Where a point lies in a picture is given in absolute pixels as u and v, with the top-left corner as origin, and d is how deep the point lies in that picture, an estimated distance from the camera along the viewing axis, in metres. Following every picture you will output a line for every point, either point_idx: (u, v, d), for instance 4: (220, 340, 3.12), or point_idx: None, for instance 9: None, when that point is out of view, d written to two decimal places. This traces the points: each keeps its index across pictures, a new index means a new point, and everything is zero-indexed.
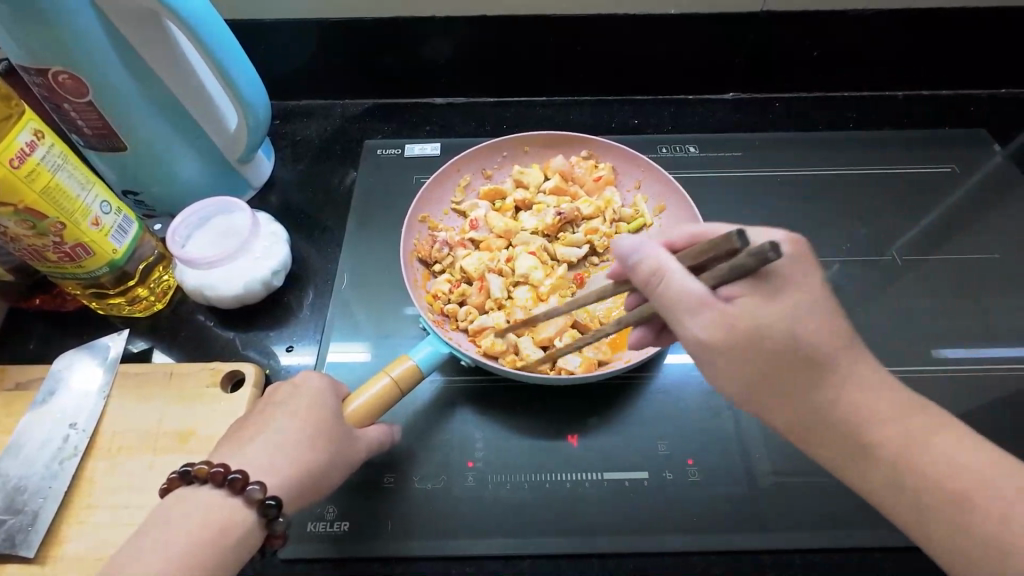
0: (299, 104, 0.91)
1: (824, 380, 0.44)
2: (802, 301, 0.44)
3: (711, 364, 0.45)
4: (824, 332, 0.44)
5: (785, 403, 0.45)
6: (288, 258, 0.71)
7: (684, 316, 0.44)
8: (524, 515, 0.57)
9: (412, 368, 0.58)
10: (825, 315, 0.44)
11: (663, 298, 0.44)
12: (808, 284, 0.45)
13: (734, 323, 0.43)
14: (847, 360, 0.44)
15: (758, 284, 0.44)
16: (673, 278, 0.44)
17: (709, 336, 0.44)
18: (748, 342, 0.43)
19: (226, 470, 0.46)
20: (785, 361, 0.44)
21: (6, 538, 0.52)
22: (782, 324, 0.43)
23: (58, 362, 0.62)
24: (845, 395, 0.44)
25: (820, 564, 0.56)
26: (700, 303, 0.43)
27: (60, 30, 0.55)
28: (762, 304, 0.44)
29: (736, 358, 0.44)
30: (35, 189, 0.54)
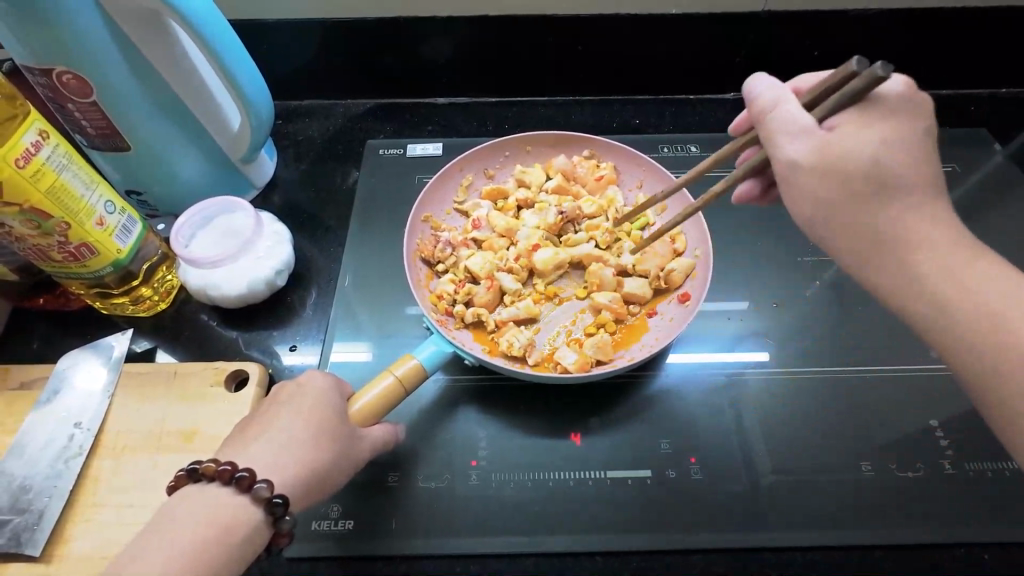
0: (301, 105, 0.91)
1: (888, 202, 0.43)
2: (902, 130, 0.44)
3: (795, 190, 0.45)
4: (900, 160, 0.43)
5: (846, 218, 0.44)
6: (292, 257, 0.71)
7: (786, 141, 0.45)
8: (527, 514, 0.57)
9: (416, 367, 0.58)
10: (911, 148, 0.44)
11: (771, 124, 0.46)
12: (908, 119, 0.44)
13: (830, 145, 0.43)
14: (916, 191, 0.44)
15: (865, 111, 0.44)
16: (785, 105, 0.46)
17: (803, 158, 0.44)
18: (836, 161, 0.43)
19: (233, 468, 0.46)
20: (861, 182, 0.43)
21: (12, 538, 0.52)
22: (878, 151, 0.43)
23: (62, 361, 0.62)
24: (904, 219, 0.43)
25: (821, 563, 0.56)
26: (806, 129, 0.44)
27: (62, 30, 0.55)
28: (859, 127, 0.43)
29: (832, 180, 0.43)
30: (40, 189, 0.54)
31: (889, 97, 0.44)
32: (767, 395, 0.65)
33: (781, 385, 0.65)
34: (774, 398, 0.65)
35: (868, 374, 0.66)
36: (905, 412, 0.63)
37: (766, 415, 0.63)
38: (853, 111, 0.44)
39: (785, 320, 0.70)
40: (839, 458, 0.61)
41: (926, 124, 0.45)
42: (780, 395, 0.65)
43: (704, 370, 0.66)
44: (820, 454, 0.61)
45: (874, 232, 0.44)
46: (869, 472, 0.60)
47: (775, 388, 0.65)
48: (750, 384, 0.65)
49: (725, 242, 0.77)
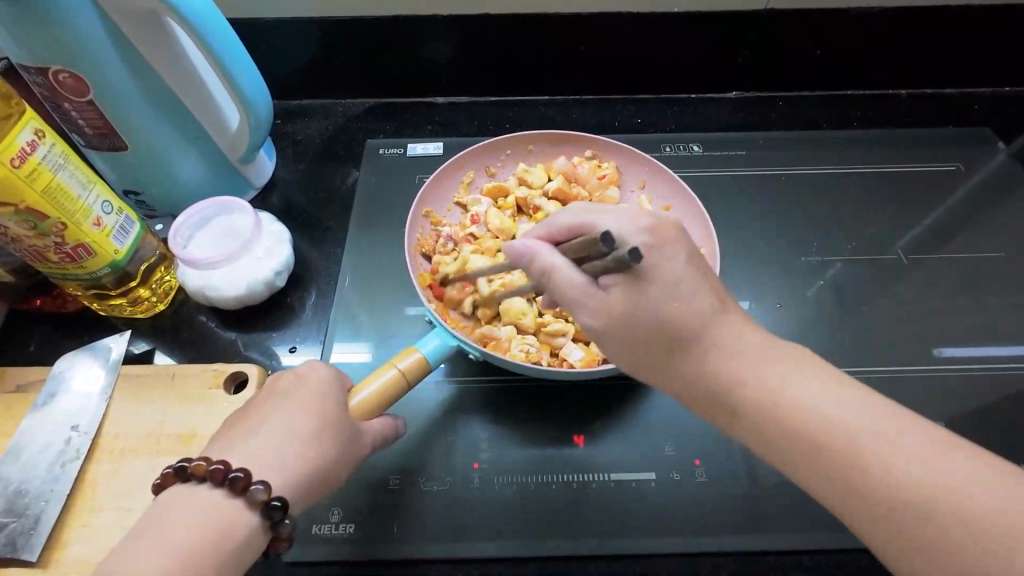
0: (300, 104, 0.91)
1: (688, 350, 0.46)
2: (671, 276, 0.45)
3: (603, 343, 0.49)
4: (683, 304, 0.45)
5: (659, 370, 0.47)
6: (290, 258, 0.70)
7: (574, 310, 0.47)
8: (530, 517, 0.57)
9: (418, 360, 0.57)
10: (687, 286, 0.45)
11: (554, 292, 0.48)
12: (675, 257, 0.45)
13: (609, 312, 0.46)
14: (715, 324, 0.46)
15: (630, 275, 0.45)
16: (556, 275, 0.47)
17: (596, 325, 0.47)
18: (623, 324, 0.46)
19: (226, 468, 0.45)
20: (648, 336, 0.46)
21: (7, 542, 0.52)
22: (657, 305, 0.45)
23: (60, 363, 0.61)
24: (708, 359, 0.45)
25: (826, 566, 0.55)
26: (583, 296, 0.46)
27: (62, 30, 0.55)
28: (631, 291, 0.45)
29: (624, 337, 0.47)
30: (36, 188, 0.53)
31: (645, 251, 0.45)
32: None
33: None
34: None
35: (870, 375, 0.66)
36: None
37: None
38: (621, 276, 0.45)
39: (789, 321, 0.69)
40: None
41: (687, 255, 0.46)
42: None
43: None
44: None
45: (694, 379, 0.46)
46: None
47: None
48: None
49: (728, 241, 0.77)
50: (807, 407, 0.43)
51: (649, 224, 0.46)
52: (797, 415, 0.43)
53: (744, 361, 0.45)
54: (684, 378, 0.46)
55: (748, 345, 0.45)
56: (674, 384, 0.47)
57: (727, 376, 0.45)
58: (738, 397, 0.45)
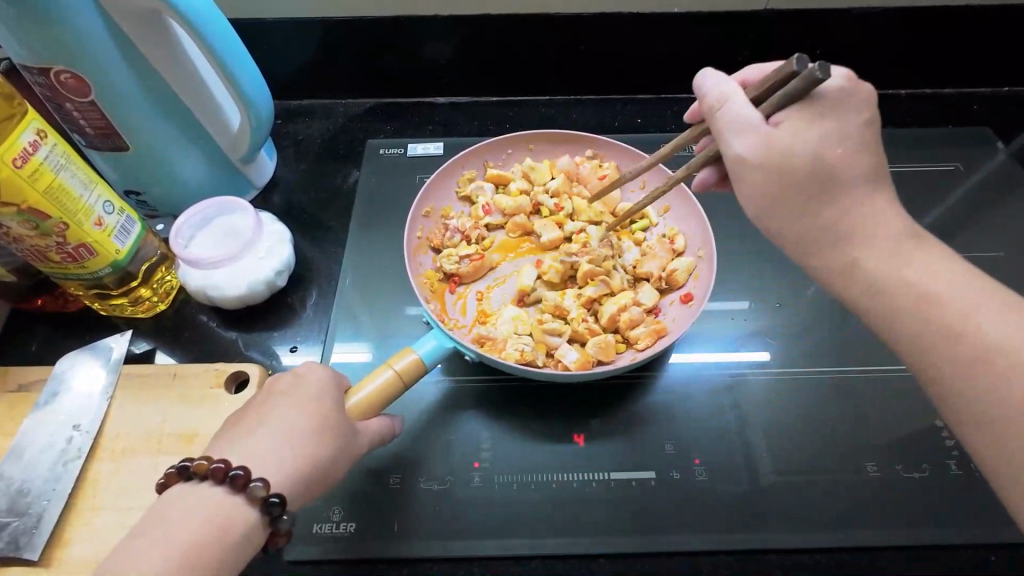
0: (300, 104, 0.91)
1: (837, 201, 0.47)
2: (838, 125, 0.47)
3: (742, 180, 0.49)
4: (845, 158, 0.47)
5: (794, 213, 0.48)
6: (292, 258, 0.70)
7: (732, 137, 0.49)
8: (531, 515, 0.57)
9: (415, 361, 0.57)
10: (854, 140, 0.47)
11: (721, 122, 0.50)
12: (850, 111, 0.48)
13: (770, 139, 0.47)
14: (864, 189, 0.47)
15: (805, 109, 0.48)
16: (731, 104, 0.50)
17: (747, 152, 0.48)
18: (777, 156, 0.47)
19: (226, 466, 0.45)
20: (801, 170, 0.47)
21: (9, 541, 0.52)
22: (815, 144, 0.47)
23: (61, 362, 0.61)
24: (849, 217, 0.47)
25: (828, 565, 0.56)
26: (750, 124, 0.48)
27: (62, 31, 0.55)
28: (800, 125, 0.47)
29: (771, 174, 0.47)
30: (37, 189, 0.53)
31: (829, 92, 0.48)
32: (770, 396, 0.64)
33: (783, 385, 0.65)
34: (777, 398, 0.64)
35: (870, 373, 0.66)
36: (907, 411, 0.63)
37: (769, 415, 0.63)
38: (795, 108, 0.48)
39: (788, 320, 0.70)
40: (844, 459, 0.60)
41: (866, 116, 0.48)
42: (781, 395, 0.64)
43: (707, 371, 0.66)
44: (824, 456, 0.61)
45: (826, 231, 0.47)
46: (874, 472, 0.60)
47: (779, 388, 0.65)
48: (752, 385, 0.65)
49: (728, 241, 0.77)
50: (934, 279, 0.45)
51: (837, 75, 0.49)
52: (919, 284, 0.45)
53: (880, 227, 0.47)
54: (816, 225, 0.47)
55: (889, 220, 0.47)
56: (798, 231, 0.48)
57: (862, 235, 0.47)
58: (865, 256, 0.47)
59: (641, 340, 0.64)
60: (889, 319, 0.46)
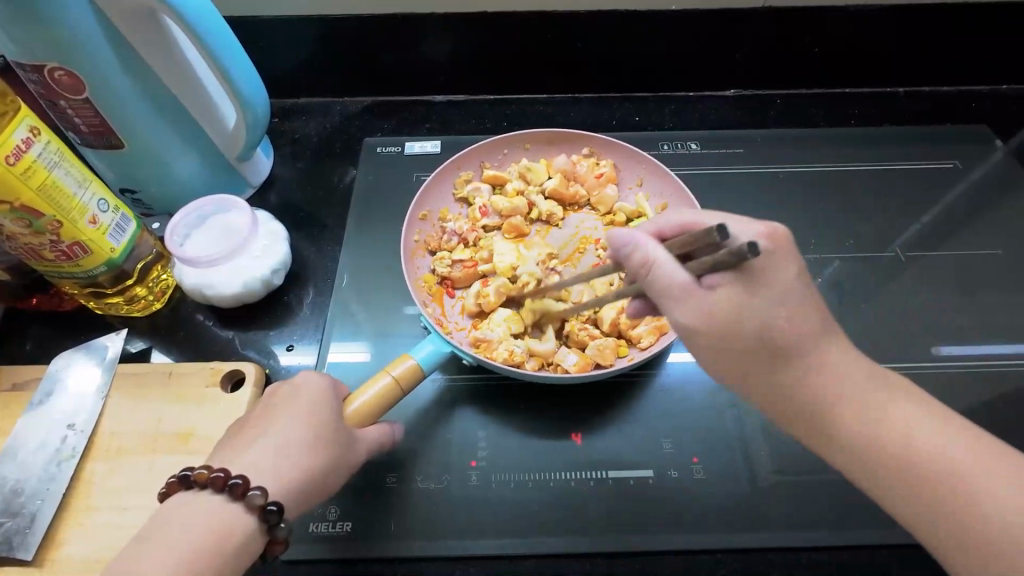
0: (298, 103, 0.91)
1: (783, 363, 0.44)
2: (779, 289, 0.44)
3: (694, 344, 0.47)
4: (793, 321, 0.44)
5: (755, 381, 0.46)
6: (288, 256, 0.70)
7: (671, 304, 0.45)
8: (528, 515, 0.57)
9: (413, 367, 0.57)
10: (799, 304, 0.44)
11: (653, 286, 0.46)
12: (789, 269, 0.44)
13: (711, 313, 0.44)
14: (824, 340, 0.45)
15: (742, 276, 0.44)
16: (659, 270, 0.45)
17: (690, 321, 0.45)
18: (721, 329, 0.44)
19: (226, 475, 0.45)
20: (748, 347, 0.44)
21: (4, 540, 0.52)
22: (761, 317, 0.43)
23: (55, 362, 0.61)
24: (813, 379, 0.44)
25: (827, 564, 0.55)
26: (684, 292, 0.44)
27: (57, 29, 0.55)
28: (737, 298, 0.44)
29: (718, 345, 0.45)
30: (31, 186, 0.53)
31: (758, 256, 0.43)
32: None
33: None
34: None
35: None
36: None
37: None
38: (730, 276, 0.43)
39: None
40: None
41: (800, 268, 0.45)
42: None
43: (704, 370, 0.66)
44: None
45: (793, 396, 0.45)
46: None
47: None
48: None
49: None
50: (917, 432, 0.43)
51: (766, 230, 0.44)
52: (904, 434, 0.43)
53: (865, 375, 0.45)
54: (780, 392, 0.45)
55: (853, 363, 0.45)
56: (769, 395, 0.46)
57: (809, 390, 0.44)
58: (839, 412, 0.44)
59: (644, 338, 0.64)
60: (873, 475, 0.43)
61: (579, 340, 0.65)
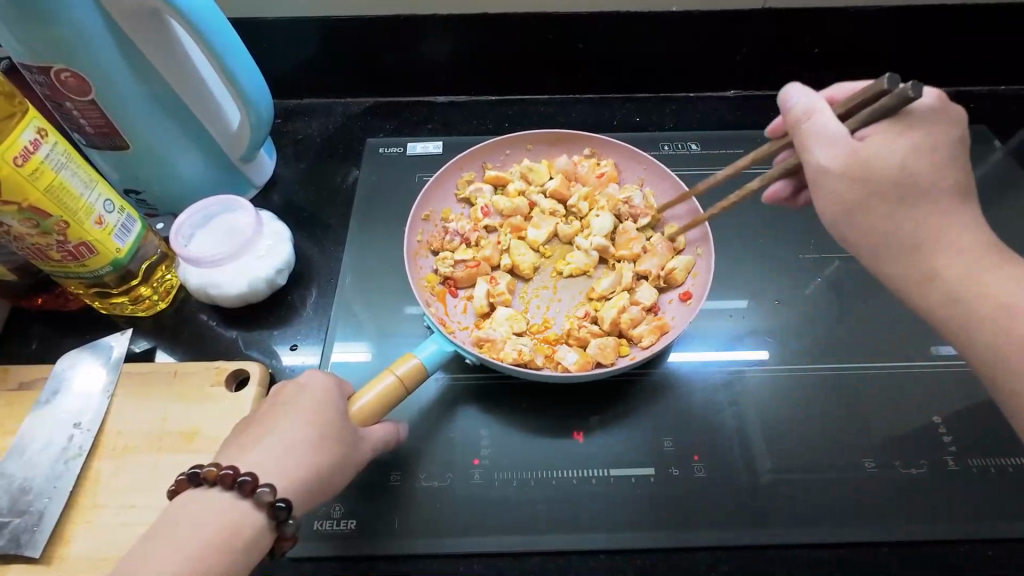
0: (300, 104, 0.91)
1: (914, 207, 0.47)
2: (926, 141, 0.47)
3: (824, 191, 0.49)
4: (934, 168, 0.46)
5: (871, 221, 0.48)
6: (292, 256, 0.71)
7: (818, 147, 0.49)
8: (531, 512, 0.57)
9: (417, 367, 0.58)
10: (944, 157, 0.47)
11: (803, 134, 0.50)
12: (946, 130, 0.47)
13: (858, 156, 0.47)
14: (950, 199, 0.47)
15: (895, 125, 0.47)
16: (819, 117, 0.49)
17: (831, 164, 0.48)
18: (863, 170, 0.47)
19: (235, 473, 0.46)
20: (888, 184, 0.46)
21: (11, 538, 0.52)
22: (907, 159, 0.47)
23: (62, 361, 0.61)
24: (933, 228, 0.47)
25: (828, 561, 0.56)
26: (837, 138, 0.48)
27: (62, 31, 0.55)
28: (888, 141, 0.47)
29: (858, 185, 0.47)
30: (39, 187, 0.54)
31: (918, 109, 0.48)
32: (768, 393, 0.65)
33: (781, 383, 0.65)
34: (777, 396, 0.64)
35: (868, 371, 0.66)
36: (905, 409, 0.64)
37: (768, 413, 0.63)
38: (885, 125, 0.47)
39: (785, 317, 0.70)
40: (843, 455, 0.61)
41: (959, 134, 0.48)
42: (779, 393, 0.65)
43: (705, 369, 0.66)
44: (824, 453, 0.61)
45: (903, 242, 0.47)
46: (872, 468, 0.60)
47: (777, 386, 0.65)
48: (751, 383, 0.65)
49: (727, 238, 0.77)
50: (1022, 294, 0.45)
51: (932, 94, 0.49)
52: (1006, 299, 0.45)
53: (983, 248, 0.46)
54: (893, 232, 0.47)
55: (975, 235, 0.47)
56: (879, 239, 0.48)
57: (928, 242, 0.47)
58: (944, 266, 0.47)
59: (645, 337, 0.65)
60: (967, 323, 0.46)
61: (579, 339, 0.65)
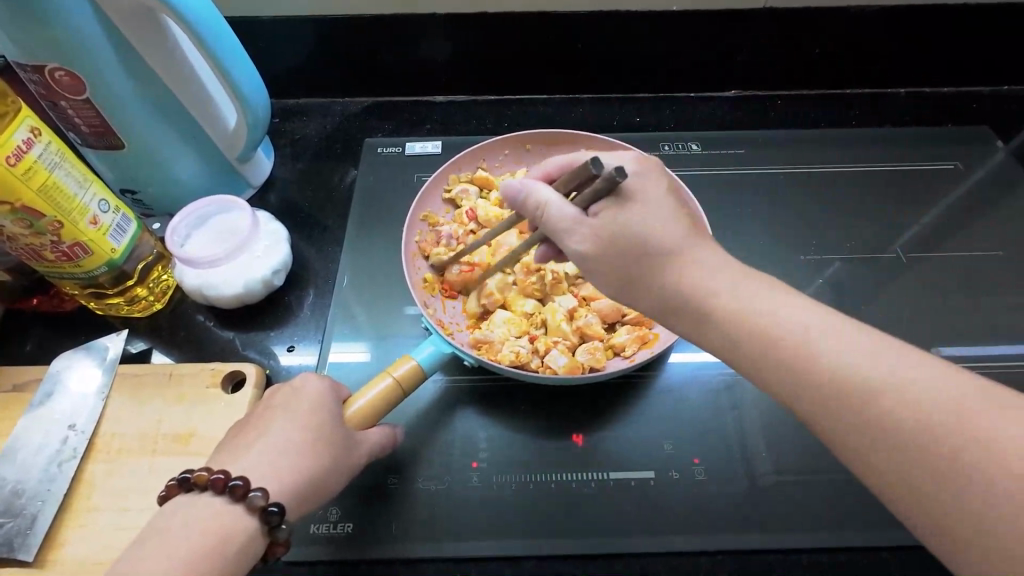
0: (298, 103, 0.91)
1: (665, 268, 0.47)
2: (648, 197, 0.48)
3: (593, 274, 0.51)
4: (666, 229, 0.48)
5: (635, 291, 0.50)
6: (289, 257, 0.70)
7: (568, 239, 0.50)
8: (529, 517, 0.56)
9: (415, 368, 0.57)
10: (669, 212, 0.48)
11: (548, 225, 0.50)
12: (648, 183, 0.49)
13: (598, 237, 0.49)
14: (688, 244, 0.48)
15: (616, 199, 0.48)
16: (550, 207, 0.49)
17: (585, 249, 0.49)
18: (610, 246, 0.48)
19: (226, 477, 0.45)
20: (636, 254, 0.48)
21: (4, 542, 0.52)
22: (643, 225, 0.48)
23: (55, 363, 0.61)
24: (686, 274, 0.47)
25: (827, 564, 0.55)
26: (576, 224, 0.49)
27: (56, 29, 0.55)
28: (619, 211, 0.48)
29: (612, 265, 0.49)
30: (32, 187, 0.53)
31: (631, 179, 0.49)
32: (767, 395, 0.64)
33: None
34: (775, 399, 0.64)
35: None
36: None
37: (768, 415, 0.63)
38: (609, 198, 0.48)
39: None
40: None
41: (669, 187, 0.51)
42: None
43: (706, 371, 0.66)
44: (824, 456, 0.60)
45: (666, 296, 0.48)
46: None
47: None
48: (751, 385, 0.65)
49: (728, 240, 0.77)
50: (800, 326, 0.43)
51: (632, 157, 0.51)
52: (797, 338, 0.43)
53: (750, 291, 0.46)
54: (664, 291, 0.48)
55: (723, 267, 0.47)
56: (650, 304, 0.50)
57: (700, 291, 0.46)
58: (713, 309, 0.46)
59: (628, 346, 0.63)
60: (761, 366, 0.44)
61: (568, 345, 0.64)
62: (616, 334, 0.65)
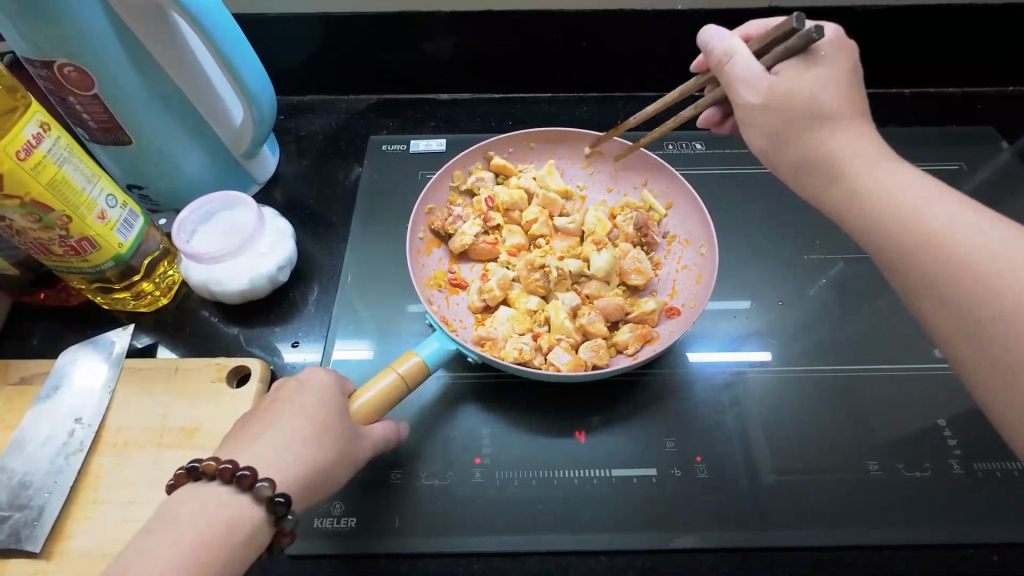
0: (304, 101, 0.91)
1: (821, 131, 0.49)
2: (834, 72, 0.50)
3: (749, 129, 0.52)
4: (840, 99, 0.49)
5: (790, 143, 0.50)
6: (294, 253, 0.70)
7: (743, 89, 0.51)
8: (531, 513, 0.57)
9: (418, 364, 0.58)
10: (844, 85, 0.49)
11: (727, 77, 0.53)
12: (842, 61, 0.50)
13: (774, 90, 0.49)
14: (846, 117, 0.49)
15: (807, 59, 0.50)
16: (738, 58, 0.52)
17: (753, 102, 0.51)
18: (782, 102, 0.49)
19: (233, 467, 0.45)
20: (801, 116, 0.49)
21: (11, 533, 0.52)
22: (817, 91, 0.49)
23: (63, 357, 0.61)
24: (836, 138, 0.48)
25: (828, 562, 0.55)
26: (756, 77, 0.50)
27: (64, 23, 0.55)
28: (802, 72, 0.49)
29: (779, 118, 0.49)
30: (41, 181, 0.53)
31: (823, 46, 0.51)
32: (768, 394, 0.64)
33: (782, 384, 0.65)
34: (778, 398, 0.64)
35: (870, 373, 0.66)
36: (907, 410, 0.63)
37: (770, 413, 0.63)
38: (797, 59, 0.50)
39: (788, 320, 0.70)
40: (847, 456, 0.60)
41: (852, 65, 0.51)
42: (779, 394, 0.64)
43: (708, 369, 0.66)
44: (826, 454, 0.61)
45: (811, 155, 0.49)
46: (876, 470, 0.59)
47: (779, 385, 0.65)
48: (752, 384, 0.65)
49: (731, 240, 0.77)
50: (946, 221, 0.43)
51: (830, 30, 0.52)
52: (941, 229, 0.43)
53: (899, 180, 0.46)
54: (810, 153, 0.49)
55: (868, 142, 0.48)
56: (790, 161, 0.50)
57: (842, 157, 0.48)
58: (850, 169, 0.48)
59: (631, 344, 0.64)
60: (886, 248, 0.45)
61: (570, 343, 0.64)
62: (619, 332, 0.65)
